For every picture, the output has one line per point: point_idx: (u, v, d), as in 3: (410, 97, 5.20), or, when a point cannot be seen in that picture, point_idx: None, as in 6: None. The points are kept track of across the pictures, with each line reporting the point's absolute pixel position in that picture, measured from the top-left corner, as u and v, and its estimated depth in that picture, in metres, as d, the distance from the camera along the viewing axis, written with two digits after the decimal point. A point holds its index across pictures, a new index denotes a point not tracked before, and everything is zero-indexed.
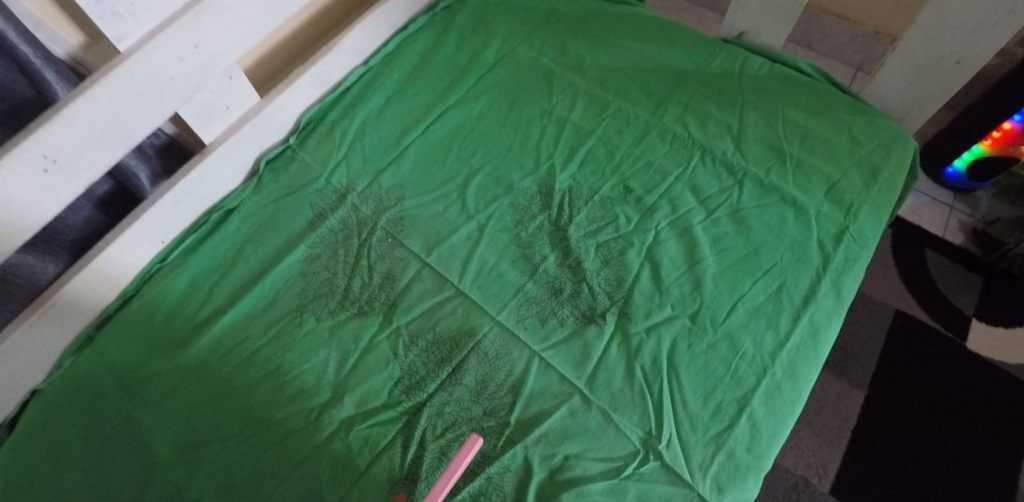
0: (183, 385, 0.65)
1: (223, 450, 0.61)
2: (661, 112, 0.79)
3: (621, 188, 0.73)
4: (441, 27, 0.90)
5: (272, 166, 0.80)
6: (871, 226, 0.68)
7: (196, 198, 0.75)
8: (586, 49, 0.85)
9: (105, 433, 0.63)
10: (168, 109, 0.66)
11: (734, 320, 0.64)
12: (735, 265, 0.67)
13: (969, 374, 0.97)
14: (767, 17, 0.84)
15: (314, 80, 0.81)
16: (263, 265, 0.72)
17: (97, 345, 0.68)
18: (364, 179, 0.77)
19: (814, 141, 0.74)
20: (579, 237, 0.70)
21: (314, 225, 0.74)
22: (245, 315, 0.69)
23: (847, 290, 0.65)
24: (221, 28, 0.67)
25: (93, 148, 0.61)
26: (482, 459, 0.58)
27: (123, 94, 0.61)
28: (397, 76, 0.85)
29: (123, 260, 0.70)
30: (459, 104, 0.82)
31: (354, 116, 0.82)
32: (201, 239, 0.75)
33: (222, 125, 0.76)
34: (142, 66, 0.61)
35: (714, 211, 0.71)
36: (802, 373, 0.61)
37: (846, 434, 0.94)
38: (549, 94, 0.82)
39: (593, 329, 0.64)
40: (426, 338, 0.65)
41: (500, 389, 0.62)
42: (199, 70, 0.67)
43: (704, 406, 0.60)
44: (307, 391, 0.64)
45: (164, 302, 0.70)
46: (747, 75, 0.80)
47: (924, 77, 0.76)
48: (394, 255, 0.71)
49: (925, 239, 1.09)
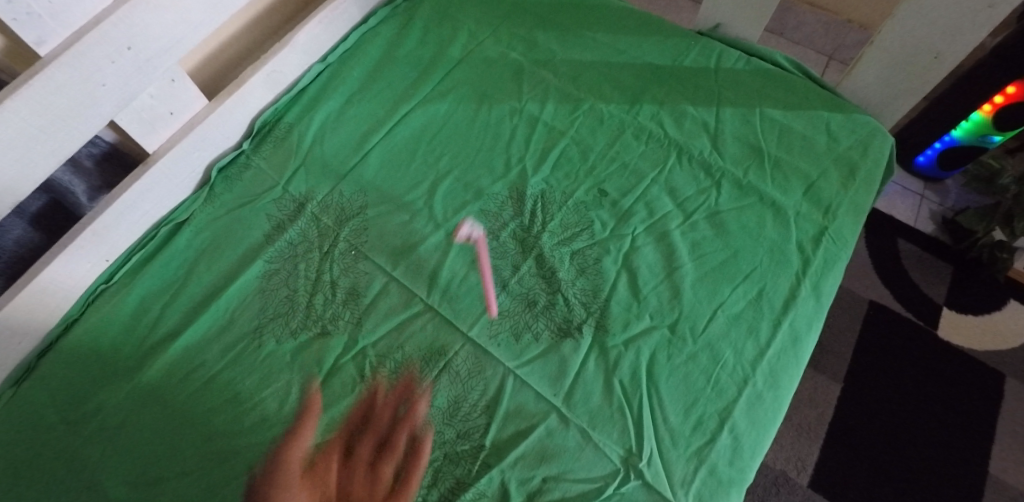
0: (134, 416, 0.60)
1: (180, 487, 0.57)
2: (636, 110, 0.76)
3: (595, 191, 0.70)
4: (403, 20, 0.85)
5: (224, 174, 0.74)
6: (850, 226, 0.67)
7: (142, 212, 0.70)
8: (556, 43, 0.82)
9: (50, 472, 0.58)
10: (103, 118, 0.60)
11: (715, 330, 0.62)
12: (715, 271, 0.65)
13: (942, 363, 0.98)
14: (741, 9, 0.82)
15: (267, 80, 0.76)
16: (216, 283, 0.68)
17: (38, 376, 0.63)
18: (325, 187, 0.73)
19: (791, 138, 0.72)
20: (553, 245, 0.67)
21: (272, 238, 0.70)
22: (199, 338, 0.65)
23: (827, 293, 0.64)
24: (159, 27, 0.61)
25: (16, 165, 0.55)
26: (457, 485, 0.56)
27: (47, 103, 0.55)
28: (357, 74, 0.80)
29: (62, 282, 0.65)
30: (424, 104, 0.78)
31: (312, 118, 0.77)
32: (150, 255, 0.70)
33: (167, 132, 0.70)
34: (67, 71, 0.55)
35: (692, 214, 0.68)
36: (784, 381, 0.60)
37: (823, 427, 0.94)
38: (519, 91, 0.78)
39: (570, 343, 0.62)
40: (395, 358, 0.62)
41: (473, 410, 0.59)
42: (136, 74, 0.61)
43: (685, 420, 0.58)
44: (269, 419, 0.60)
45: (110, 327, 0.65)
46: (723, 69, 0.78)
47: (901, 71, 0.75)
48: (358, 268, 0.68)
49: (897, 229, 1.09)
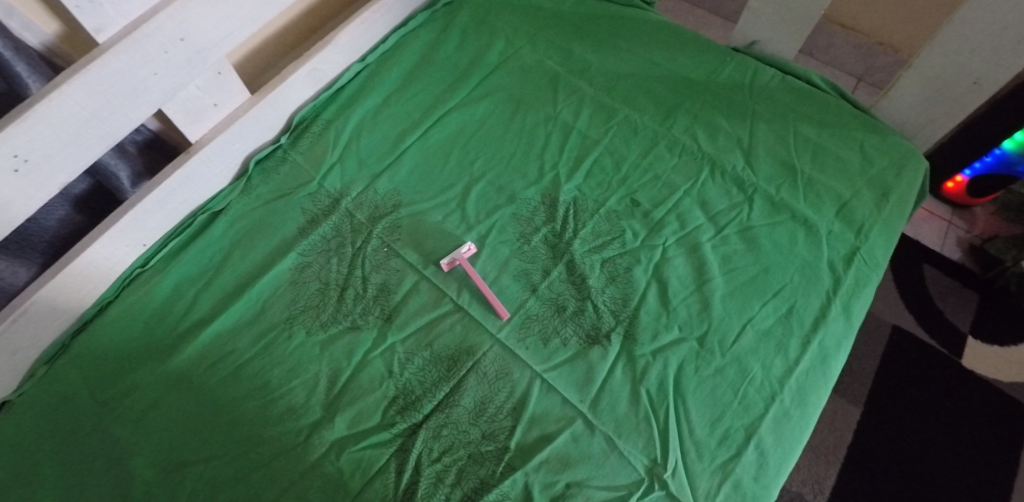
0: (164, 400, 0.61)
1: (207, 471, 0.58)
2: (670, 123, 0.76)
3: (627, 201, 0.71)
4: (442, 25, 0.86)
5: (262, 167, 0.76)
6: (882, 248, 0.67)
7: (180, 200, 0.71)
8: (592, 53, 0.83)
9: (80, 449, 0.59)
10: (152, 107, 0.62)
11: (743, 345, 0.62)
12: (745, 286, 0.65)
13: (967, 393, 0.96)
14: (779, 26, 0.82)
15: (308, 76, 0.77)
16: (250, 272, 0.69)
17: (72, 354, 0.64)
18: (359, 184, 0.74)
19: (825, 157, 0.72)
20: (584, 252, 0.68)
21: (306, 231, 0.71)
22: (231, 326, 0.66)
23: (857, 314, 0.63)
24: (211, 20, 0.62)
25: (68, 148, 0.56)
26: (480, 486, 0.56)
27: (102, 89, 0.56)
28: (394, 75, 0.82)
29: (101, 264, 0.66)
30: (460, 107, 0.79)
31: (349, 116, 0.78)
32: (185, 243, 0.71)
33: (210, 123, 0.71)
34: (122, 58, 0.57)
35: (723, 228, 0.68)
36: (812, 399, 0.60)
37: (842, 451, 0.93)
38: (554, 99, 0.79)
39: (598, 350, 0.62)
40: (423, 355, 0.63)
41: (500, 411, 0.59)
42: (185, 65, 0.63)
43: (711, 433, 0.57)
44: (296, 409, 0.61)
45: (145, 310, 0.67)
46: (758, 86, 0.78)
47: (939, 95, 0.75)
48: (390, 265, 0.68)
49: (923, 254, 1.08)
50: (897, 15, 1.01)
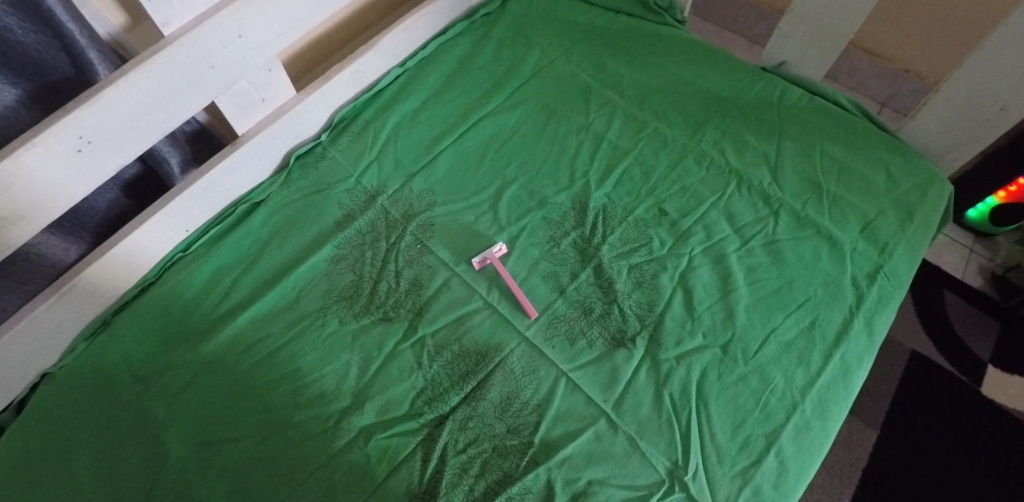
0: (200, 380, 0.63)
1: (237, 451, 0.59)
2: (699, 137, 0.78)
3: (655, 210, 0.73)
4: (480, 34, 0.89)
5: (302, 161, 0.79)
6: (905, 266, 0.68)
7: (223, 190, 0.74)
8: (624, 66, 0.85)
9: (116, 422, 0.61)
10: (206, 98, 0.65)
11: (766, 354, 0.63)
12: (770, 297, 0.66)
13: (985, 422, 0.95)
14: (809, 47, 0.84)
15: (351, 78, 0.80)
16: (287, 262, 0.71)
17: (112, 332, 0.66)
18: (396, 183, 0.77)
19: (851, 177, 0.74)
20: (612, 257, 0.69)
21: (343, 225, 0.73)
22: (266, 312, 0.68)
23: (879, 331, 0.64)
24: (267, 19, 0.66)
25: (129, 132, 0.59)
26: (504, 478, 0.57)
27: (164, 79, 0.59)
28: (432, 80, 0.85)
29: (146, 246, 0.69)
30: (495, 113, 0.82)
31: (387, 118, 0.81)
32: (225, 231, 0.74)
33: (257, 117, 0.75)
34: (185, 51, 0.60)
35: (749, 240, 0.70)
36: (832, 411, 0.60)
37: (857, 473, 0.93)
38: (586, 109, 0.82)
39: (623, 353, 0.63)
40: (452, 350, 0.64)
41: (525, 407, 0.61)
42: (240, 61, 0.66)
43: (732, 439, 0.58)
44: (326, 395, 0.62)
45: (184, 293, 0.69)
46: (786, 104, 0.80)
47: (965, 120, 0.76)
48: (422, 261, 0.71)
49: (943, 280, 1.09)
50: (923, 43, 1.02)
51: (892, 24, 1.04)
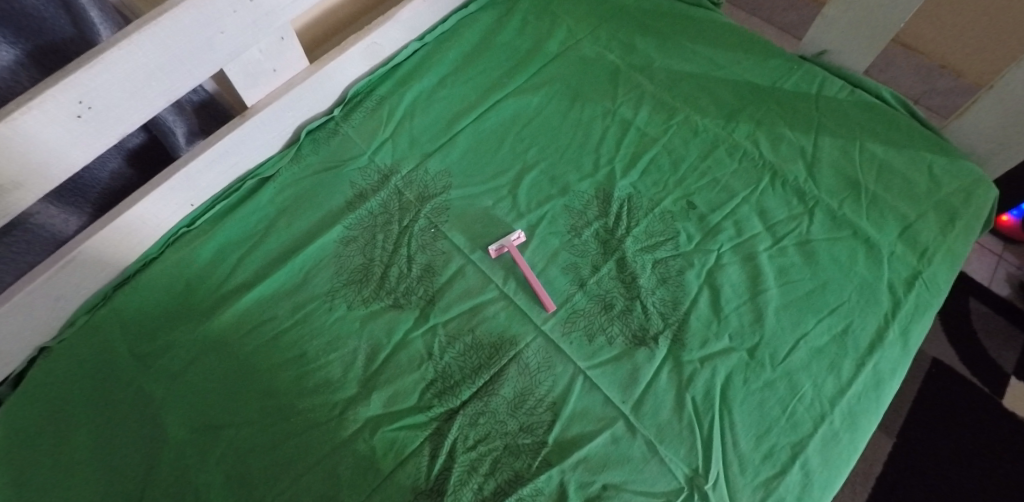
0: (201, 361, 0.61)
1: (239, 436, 0.57)
2: (732, 127, 0.74)
3: (683, 202, 0.69)
4: (505, 9, 0.85)
5: (313, 136, 0.75)
6: (945, 274, 0.64)
7: (230, 163, 0.70)
8: (656, 49, 0.81)
9: (114, 403, 0.59)
10: (213, 65, 0.61)
11: (796, 360, 0.59)
12: (801, 301, 0.63)
13: (1008, 435, 0.92)
14: (851, 37, 0.79)
15: (367, 50, 0.77)
16: (295, 241, 0.68)
17: (112, 307, 0.63)
18: (411, 162, 0.73)
19: (891, 176, 0.69)
20: (636, 250, 0.66)
21: (354, 205, 0.70)
22: (272, 294, 0.65)
23: (914, 341, 0.61)
24: None
25: (131, 98, 0.56)
26: (515, 478, 0.54)
27: (171, 44, 0.56)
28: (452, 55, 0.81)
29: (149, 219, 0.66)
30: (518, 94, 0.78)
31: (404, 94, 0.78)
32: (232, 206, 0.71)
33: (267, 88, 0.71)
34: (192, 15, 0.56)
35: (782, 239, 0.66)
36: (862, 423, 0.57)
37: (870, 481, 0.90)
38: (613, 93, 0.78)
39: (644, 352, 0.60)
40: (464, 341, 0.61)
41: (539, 404, 0.58)
42: (250, 27, 0.62)
43: (756, 448, 0.55)
44: (332, 383, 0.60)
45: (187, 269, 0.66)
46: (826, 95, 0.75)
47: (1016, 120, 0.71)
48: (436, 246, 0.67)
49: (971, 287, 1.04)
50: (967, 39, 0.97)
51: (936, 17, 0.98)
